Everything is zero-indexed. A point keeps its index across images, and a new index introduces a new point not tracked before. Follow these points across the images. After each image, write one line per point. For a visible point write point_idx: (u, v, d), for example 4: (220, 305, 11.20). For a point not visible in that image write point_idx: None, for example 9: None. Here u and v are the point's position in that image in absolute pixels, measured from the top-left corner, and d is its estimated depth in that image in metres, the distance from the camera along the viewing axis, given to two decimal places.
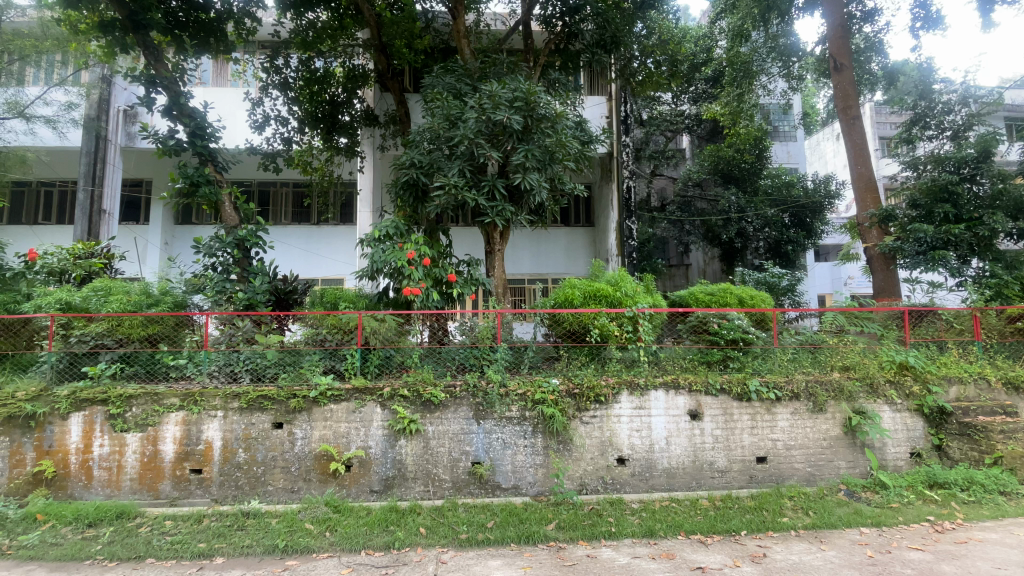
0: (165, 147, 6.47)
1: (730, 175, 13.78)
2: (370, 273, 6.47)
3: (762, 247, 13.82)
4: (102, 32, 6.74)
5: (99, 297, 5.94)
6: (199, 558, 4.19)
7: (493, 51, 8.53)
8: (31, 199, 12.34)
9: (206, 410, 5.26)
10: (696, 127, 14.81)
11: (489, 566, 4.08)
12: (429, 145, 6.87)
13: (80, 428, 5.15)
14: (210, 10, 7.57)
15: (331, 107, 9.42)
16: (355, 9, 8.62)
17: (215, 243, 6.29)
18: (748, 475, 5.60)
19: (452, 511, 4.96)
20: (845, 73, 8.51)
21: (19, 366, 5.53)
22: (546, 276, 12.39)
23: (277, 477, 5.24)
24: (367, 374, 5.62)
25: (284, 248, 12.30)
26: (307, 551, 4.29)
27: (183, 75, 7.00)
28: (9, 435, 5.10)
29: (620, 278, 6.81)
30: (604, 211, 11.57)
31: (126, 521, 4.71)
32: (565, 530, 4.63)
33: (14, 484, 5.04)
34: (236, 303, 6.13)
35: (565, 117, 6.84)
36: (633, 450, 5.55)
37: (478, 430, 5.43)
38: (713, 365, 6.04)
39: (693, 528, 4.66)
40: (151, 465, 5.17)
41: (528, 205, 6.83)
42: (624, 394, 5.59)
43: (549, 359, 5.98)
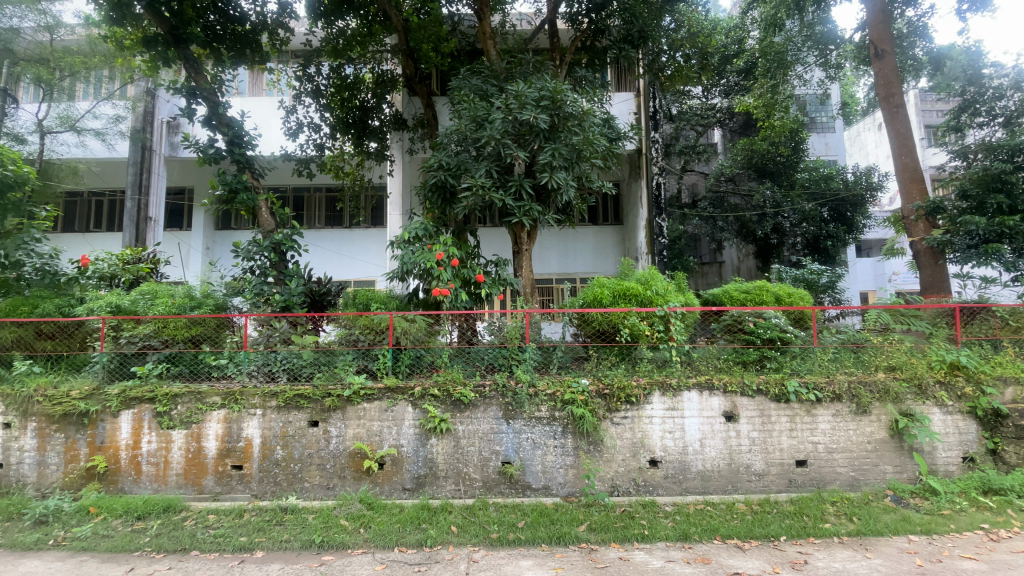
0: (205, 155, 6.73)
1: (765, 169, 13.39)
2: (400, 275, 6.56)
3: (800, 242, 13.39)
4: (147, 47, 7.03)
5: (146, 300, 6.23)
6: (241, 551, 4.34)
7: (519, 51, 8.53)
8: (83, 207, 13.06)
9: (246, 408, 5.44)
10: (728, 121, 14.50)
11: (521, 566, 4.08)
12: (457, 146, 6.93)
13: (130, 425, 5.41)
14: (245, 22, 7.87)
15: (361, 112, 9.60)
16: (383, 15, 8.70)
17: (253, 247, 6.52)
18: (787, 479, 5.42)
19: (483, 511, 4.97)
20: (887, 59, 8.10)
21: (74, 366, 5.86)
22: (575, 275, 12.32)
23: (313, 474, 5.38)
24: (398, 373, 5.70)
25: (318, 250, 12.64)
26: (343, 547, 4.39)
27: (221, 86, 7.24)
28: (65, 432, 5.40)
29: (650, 277, 6.67)
30: (633, 209, 11.41)
31: (172, 515, 4.91)
32: (597, 532, 4.58)
33: (69, 478, 5.34)
34: (273, 305, 6.32)
35: (592, 114, 6.72)
36: (666, 452, 5.44)
37: (507, 430, 5.43)
38: (749, 365, 5.88)
39: (730, 533, 4.53)
40: (195, 461, 5.38)
41: (556, 204, 6.79)
42: (655, 395, 5.49)
43: (578, 358, 5.97)
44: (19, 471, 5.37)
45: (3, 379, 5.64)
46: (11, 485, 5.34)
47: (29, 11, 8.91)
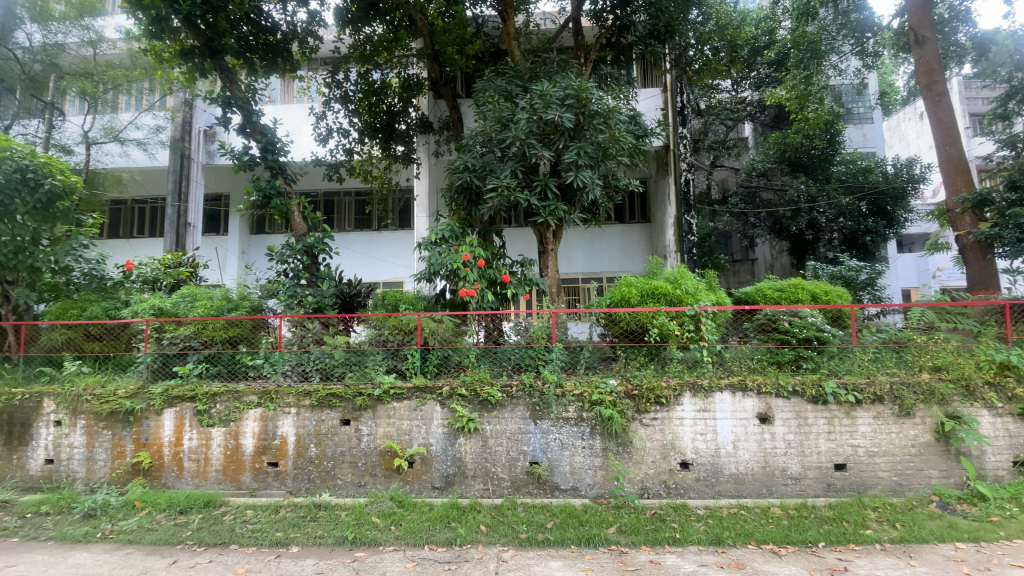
0: (241, 163, 6.95)
1: (799, 163, 12.97)
2: (427, 276, 6.63)
3: (837, 238, 12.91)
4: (184, 60, 7.28)
5: (186, 303, 6.49)
6: (277, 546, 4.47)
7: (543, 51, 8.53)
8: (127, 215, 13.71)
9: (281, 406, 5.60)
10: (759, 114, 14.16)
11: (550, 567, 4.06)
12: (482, 148, 6.95)
13: (172, 423, 5.63)
14: (276, 32, 8.09)
15: (388, 116, 9.75)
16: (408, 20, 8.85)
17: (286, 251, 6.75)
18: (825, 483, 5.24)
19: (511, 511, 4.97)
20: (928, 46, 7.74)
21: (120, 366, 6.14)
22: (602, 275, 12.22)
23: (345, 472, 5.49)
24: (427, 373, 5.78)
25: (347, 253, 12.91)
26: (375, 544, 4.47)
27: (254, 95, 7.46)
28: (112, 429, 5.67)
29: (680, 275, 6.54)
30: (660, 206, 11.24)
31: (212, 509, 5.10)
32: (627, 534, 4.52)
33: (116, 473, 5.60)
34: (306, 306, 6.48)
35: (618, 112, 6.65)
36: (697, 455, 5.34)
37: (535, 430, 5.42)
38: (784, 365, 5.72)
39: (765, 537, 4.42)
40: (233, 458, 5.57)
41: (582, 202, 6.74)
42: (686, 396, 5.38)
43: (606, 359, 5.91)
44: (70, 466, 5.67)
45: (55, 379, 5.97)
46: (62, 480, 5.64)
47: (72, 27, 9.55)
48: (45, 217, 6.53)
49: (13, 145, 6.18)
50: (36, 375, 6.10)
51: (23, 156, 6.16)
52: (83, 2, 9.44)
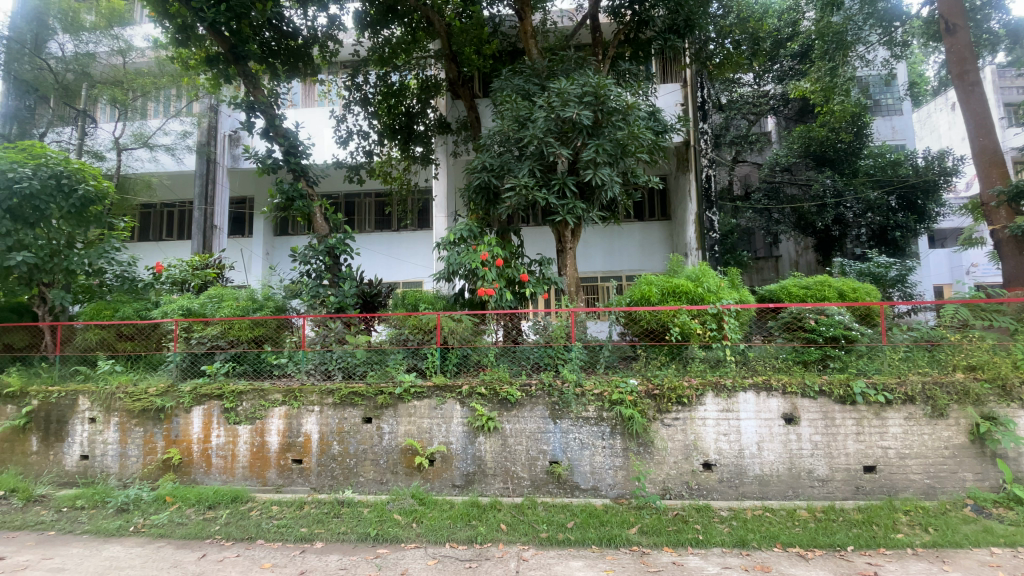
0: (265, 166, 7.10)
1: (824, 157, 12.67)
2: (447, 275, 6.67)
3: (865, 234, 12.56)
4: (210, 66, 7.47)
5: (213, 303, 6.64)
6: (302, 542, 4.56)
7: (561, 49, 8.50)
8: (157, 218, 14.13)
9: (305, 404, 5.70)
10: (782, 108, 13.87)
11: (571, 567, 4.05)
12: (500, 147, 6.95)
13: (201, 420, 5.79)
14: (298, 37, 8.26)
15: (407, 117, 9.82)
16: (426, 22, 8.92)
17: (309, 251, 6.83)
18: (853, 486, 5.11)
19: (532, 510, 4.98)
20: (961, 33, 7.43)
21: (151, 365, 6.35)
22: (621, 273, 12.11)
23: (367, 469, 5.57)
24: (447, 372, 5.82)
25: (368, 253, 13.08)
26: (397, 541, 4.52)
27: (277, 99, 7.60)
28: (144, 426, 5.85)
29: (702, 273, 6.39)
30: (681, 203, 11.07)
31: (239, 505, 5.23)
32: (648, 535, 4.48)
33: (148, 468, 5.78)
34: (328, 306, 6.60)
35: (637, 108, 6.58)
36: (720, 455, 5.25)
37: (555, 430, 5.41)
38: (811, 365, 5.59)
39: (791, 540, 4.32)
40: (259, 455, 5.70)
41: (600, 200, 6.69)
42: (709, 396, 5.30)
43: (626, 358, 5.85)
44: (104, 462, 5.87)
45: (90, 377, 6.19)
46: (97, 475, 5.85)
47: (103, 36, 9.92)
48: (79, 221, 6.78)
49: (49, 152, 6.45)
50: (71, 374, 6.34)
51: (58, 162, 6.43)
52: (112, 12, 9.81)
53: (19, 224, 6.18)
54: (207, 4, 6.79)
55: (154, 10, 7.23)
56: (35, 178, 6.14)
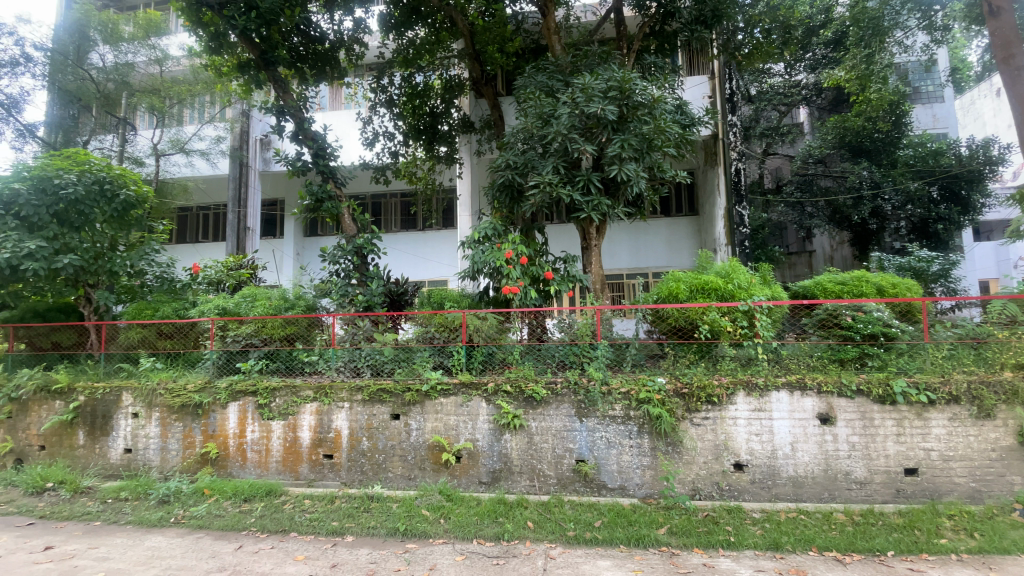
0: (295, 168, 7.28)
1: (861, 148, 12.20)
2: (471, 274, 6.69)
3: (904, 226, 12.10)
4: (242, 73, 7.70)
5: (247, 303, 6.76)
6: (333, 535, 4.66)
7: (584, 44, 8.43)
8: (193, 221, 14.68)
9: (336, 401, 5.82)
10: (815, 97, 13.43)
11: (599, 566, 4.02)
12: (523, 145, 6.93)
13: (236, 416, 5.98)
14: (325, 41, 8.43)
15: (431, 118, 9.92)
16: (449, 22, 8.98)
17: (337, 251, 7.07)
18: (894, 488, 4.92)
19: (559, 508, 4.97)
20: (1005, 16, 6.92)
21: (189, 362, 6.59)
22: (648, 270, 11.95)
23: (396, 465, 5.66)
24: (472, 369, 5.86)
25: (395, 253, 13.27)
26: (425, 536, 4.57)
27: (305, 103, 7.78)
28: (183, 421, 6.08)
29: (731, 269, 6.22)
30: (709, 197, 10.85)
31: (274, 498, 5.39)
32: (678, 535, 4.41)
33: (188, 462, 6.01)
34: (357, 304, 6.78)
35: (664, 101, 6.47)
36: (752, 456, 5.13)
37: (581, 428, 5.38)
38: (847, 363, 5.42)
39: (827, 544, 4.18)
40: (292, 450, 5.85)
41: (626, 196, 6.62)
42: (740, 395, 5.18)
43: (653, 356, 5.76)
44: (146, 455, 6.13)
45: (133, 374, 6.48)
46: (140, 468, 6.11)
47: (141, 46, 10.42)
48: (121, 224, 7.14)
49: (92, 159, 6.67)
50: (116, 371, 6.65)
51: (101, 169, 6.75)
52: (148, 23, 10.37)
53: (65, 228, 6.49)
54: (238, 12, 6.97)
55: (188, 19, 7.47)
56: (80, 184, 6.46)
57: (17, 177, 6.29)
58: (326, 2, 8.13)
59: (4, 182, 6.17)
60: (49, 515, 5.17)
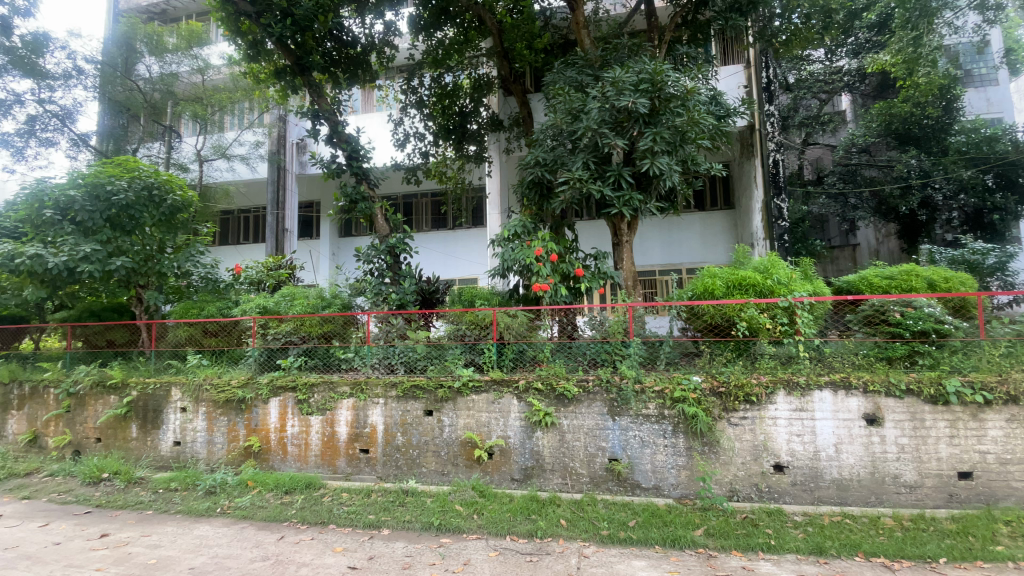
0: (330, 170, 7.47)
1: (908, 135, 11.62)
2: (501, 272, 6.70)
3: (956, 218, 11.47)
4: (279, 79, 7.95)
5: (286, 301, 6.93)
6: (370, 528, 4.78)
7: (614, 37, 8.31)
8: (234, 223, 15.27)
9: (371, 397, 5.96)
10: (858, 84, 12.87)
11: (634, 566, 3.97)
12: (553, 141, 6.89)
13: (277, 411, 6.20)
14: (357, 45, 8.59)
15: (461, 117, 9.97)
16: (478, 21, 9.06)
17: (372, 251, 7.22)
18: (946, 493, 4.68)
19: (592, 506, 4.94)
20: None
21: (233, 359, 6.91)
22: (681, 266, 11.70)
23: (429, 460, 5.75)
24: (503, 367, 5.89)
25: (426, 252, 13.45)
26: (459, 531, 4.63)
27: (339, 106, 7.96)
28: (228, 415, 6.34)
29: (770, 265, 6.05)
30: (745, 190, 10.53)
31: (313, 491, 5.57)
32: (715, 537, 4.32)
33: (232, 455, 6.27)
34: (391, 302, 6.94)
35: (698, 92, 6.31)
36: (793, 457, 4.97)
37: (614, 426, 5.33)
38: (895, 361, 5.17)
39: (874, 550, 4.02)
40: (330, 444, 6.03)
41: (658, 190, 6.49)
42: (780, 395, 5.01)
43: (688, 354, 5.64)
44: (194, 448, 6.43)
45: (181, 370, 6.80)
46: (188, 460, 6.41)
47: (184, 56, 10.90)
48: (169, 228, 7.49)
49: (141, 166, 7.12)
50: (165, 367, 6.99)
51: (149, 175, 7.12)
52: (191, 34, 10.83)
53: (118, 232, 6.89)
54: (274, 19, 7.18)
55: (227, 29, 7.74)
56: (131, 190, 6.83)
57: (72, 184, 6.68)
58: (358, 7, 8.29)
59: (61, 189, 6.57)
60: (105, 504, 5.48)
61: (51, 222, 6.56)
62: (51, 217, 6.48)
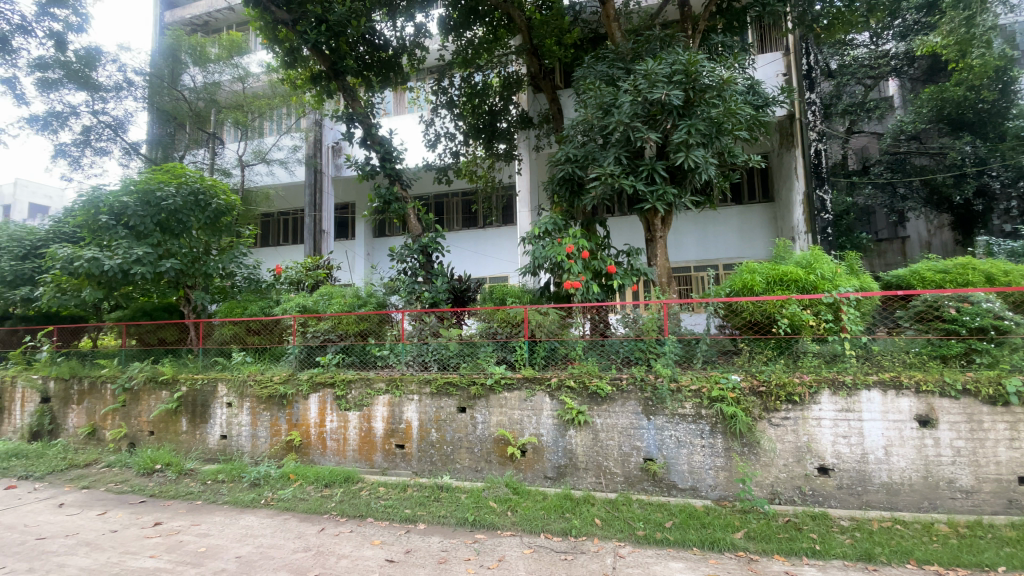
0: (364, 172, 7.64)
1: (962, 120, 10.95)
2: (532, 269, 6.68)
3: (1015, 207, 10.80)
4: (315, 84, 8.17)
5: (325, 300, 7.21)
6: (406, 522, 4.87)
7: (645, 29, 8.14)
8: (274, 225, 15.84)
9: (406, 393, 6.07)
10: (907, 68, 12.29)
11: (671, 568, 3.90)
12: (583, 137, 6.81)
13: (317, 406, 6.39)
14: (388, 48, 8.78)
15: (490, 116, 9.93)
16: (507, 19, 9.09)
17: (405, 250, 7.37)
18: (1005, 499, 4.43)
19: (627, 506, 4.88)
20: None
21: (274, 356, 7.16)
22: (717, 262, 11.40)
23: (463, 456, 5.82)
24: (535, 364, 5.89)
25: (457, 251, 13.58)
26: (493, 527, 4.67)
27: (372, 109, 8.10)
28: (271, 410, 6.58)
29: (814, 259, 5.81)
30: (785, 182, 10.14)
31: (351, 485, 5.72)
32: (756, 541, 4.20)
33: (275, 448, 6.51)
34: (424, 301, 7.07)
35: (735, 82, 6.13)
36: (839, 460, 4.77)
37: (648, 426, 5.25)
38: (950, 360, 4.90)
39: (928, 557, 3.82)
40: (367, 439, 6.17)
41: (693, 184, 6.36)
42: (825, 394, 4.81)
43: (726, 352, 5.51)
44: (239, 441, 6.71)
45: (226, 367, 7.11)
46: (234, 453, 6.70)
47: (225, 66, 11.37)
48: (213, 231, 7.83)
49: (187, 172, 7.47)
50: (212, 364, 7.32)
51: (195, 180, 7.48)
52: (232, 44, 11.27)
53: (167, 235, 7.21)
54: (310, 27, 7.40)
55: (266, 37, 8.02)
56: (178, 196, 7.20)
57: (125, 191, 7.07)
58: (389, 11, 8.44)
59: (116, 196, 6.96)
60: (158, 494, 5.80)
61: (106, 227, 6.91)
62: (106, 222, 6.84)
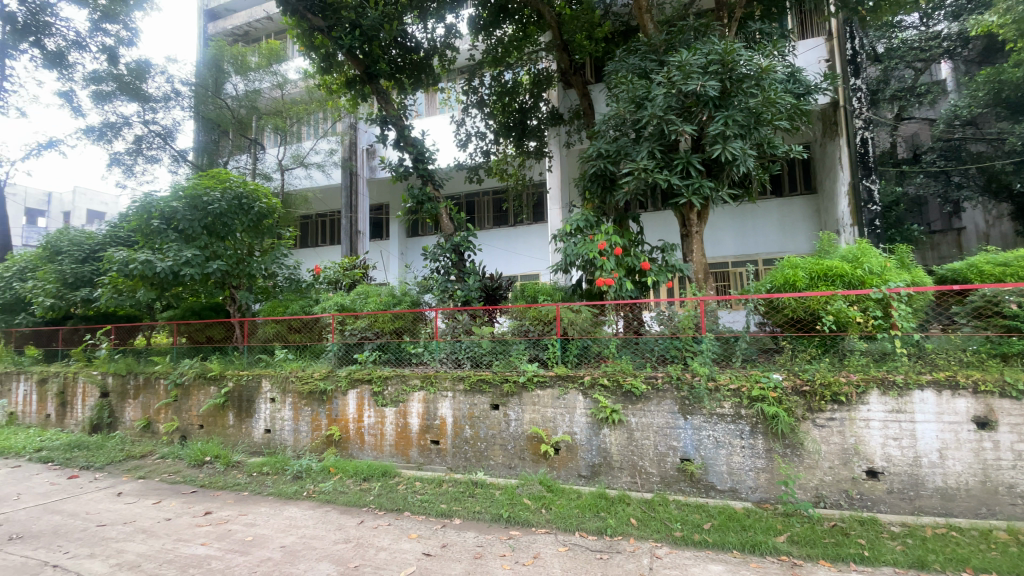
0: (397, 173, 7.78)
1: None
2: (564, 267, 6.62)
3: None
4: (350, 88, 8.37)
5: (361, 299, 7.41)
6: (442, 517, 4.96)
7: (679, 19, 7.99)
8: (312, 227, 16.35)
9: (440, 389, 6.16)
10: (961, 49, 11.61)
11: (709, 570, 3.83)
12: (615, 132, 6.72)
13: (355, 402, 6.57)
14: (420, 50, 8.84)
15: (521, 114, 9.93)
16: (536, 16, 9.09)
17: (438, 249, 7.51)
18: None
19: (663, 507, 4.82)
20: None
21: (314, 353, 7.37)
22: (755, 257, 11.08)
23: (496, 453, 5.87)
24: (568, 362, 5.90)
25: (489, 249, 13.68)
26: (528, 524, 4.70)
27: (405, 111, 8.24)
28: (312, 406, 6.81)
29: (860, 252, 5.55)
30: (829, 172, 9.71)
31: (389, 479, 5.87)
32: (800, 545, 4.07)
33: (316, 443, 6.73)
34: (456, 299, 7.18)
35: (774, 70, 5.94)
36: (889, 463, 4.56)
37: (685, 425, 5.16)
38: (1012, 359, 4.61)
39: (987, 566, 3.62)
40: (403, 434, 6.31)
41: (730, 176, 6.18)
42: (873, 395, 4.60)
43: (767, 351, 5.36)
44: (282, 435, 6.97)
45: (270, 363, 7.42)
46: (277, 446, 6.96)
47: (265, 73, 11.82)
48: (256, 233, 8.17)
49: (231, 177, 7.79)
50: (256, 361, 7.65)
51: (239, 185, 7.80)
52: (271, 52, 11.69)
53: (213, 238, 7.53)
54: (345, 32, 7.59)
55: (303, 44, 8.27)
56: (223, 200, 7.53)
57: (175, 196, 7.44)
58: (420, 13, 8.57)
59: (166, 201, 7.35)
60: (208, 485, 6.10)
61: (158, 231, 7.31)
62: (158, 226, 7.24)
